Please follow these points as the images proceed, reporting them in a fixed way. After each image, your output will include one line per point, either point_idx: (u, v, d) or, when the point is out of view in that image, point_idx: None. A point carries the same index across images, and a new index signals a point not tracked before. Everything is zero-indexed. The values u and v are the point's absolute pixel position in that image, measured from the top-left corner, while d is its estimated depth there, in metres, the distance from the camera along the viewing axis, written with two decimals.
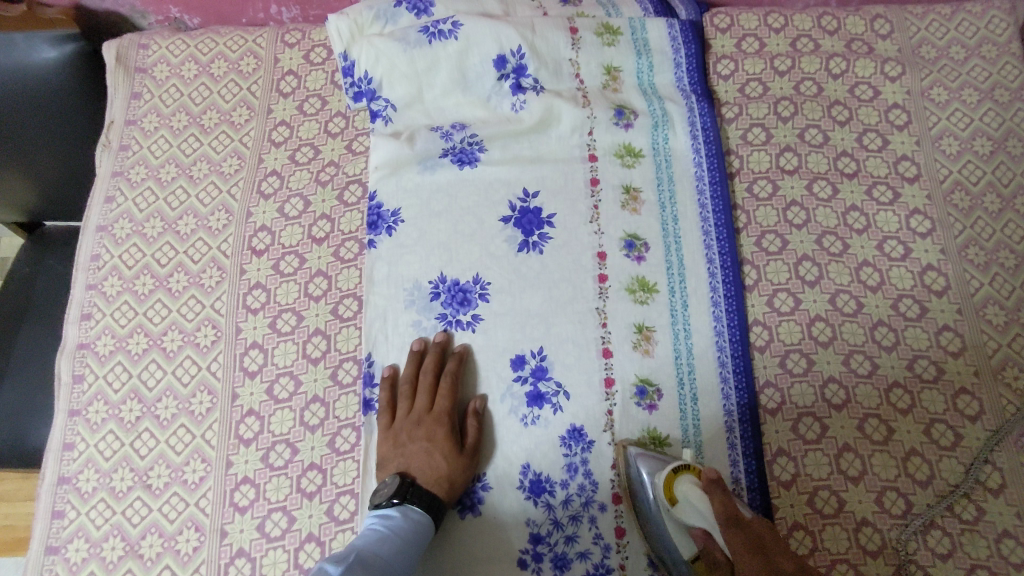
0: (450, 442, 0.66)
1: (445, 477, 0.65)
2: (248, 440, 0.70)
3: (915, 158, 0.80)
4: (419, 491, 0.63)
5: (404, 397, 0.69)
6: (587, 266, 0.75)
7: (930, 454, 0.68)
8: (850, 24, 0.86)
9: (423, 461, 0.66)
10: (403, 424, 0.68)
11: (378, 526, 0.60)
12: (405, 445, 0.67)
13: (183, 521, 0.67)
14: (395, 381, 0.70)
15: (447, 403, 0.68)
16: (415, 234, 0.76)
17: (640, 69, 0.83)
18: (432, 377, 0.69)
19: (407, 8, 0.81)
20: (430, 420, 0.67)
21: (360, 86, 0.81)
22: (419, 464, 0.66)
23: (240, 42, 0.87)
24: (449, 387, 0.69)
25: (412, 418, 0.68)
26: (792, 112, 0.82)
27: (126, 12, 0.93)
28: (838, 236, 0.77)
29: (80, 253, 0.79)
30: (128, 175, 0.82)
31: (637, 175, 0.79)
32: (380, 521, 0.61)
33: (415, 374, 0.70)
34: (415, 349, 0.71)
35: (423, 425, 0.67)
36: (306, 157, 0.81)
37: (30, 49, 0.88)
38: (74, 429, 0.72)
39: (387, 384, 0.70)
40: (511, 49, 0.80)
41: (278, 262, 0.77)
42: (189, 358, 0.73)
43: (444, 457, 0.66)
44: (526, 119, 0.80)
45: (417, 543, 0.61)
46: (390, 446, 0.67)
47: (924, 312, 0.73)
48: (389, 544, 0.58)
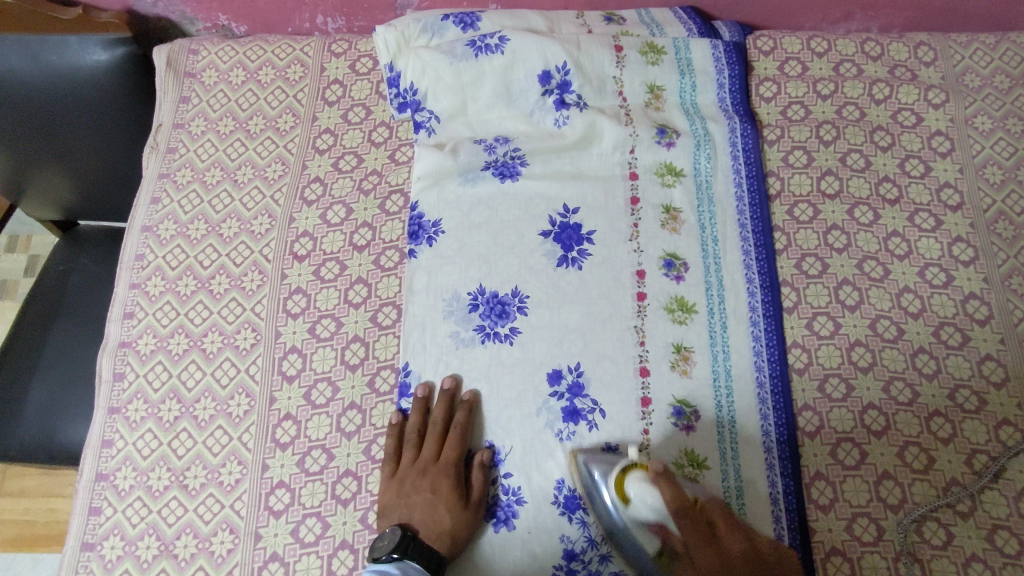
0: (455, 494, 0.66)
1: (449, 531, 0.64)
2: (285, 444, 0.70)
3: (957, 186, 0.80)
4: (420, 546, 0.61)
5: (411, 445, 0.69)
6: (626, 283, 0.75)
7: (972, 485, 0.67)
8: (894, 50, 0.86)
9: (426, 513, 0.65)
10: (409, 472, 0.67)
11: None
12: (409, 495, 0.66)
13: (218, 523, 0.68)
14: (402, 429, 0.70)
15: (455, 454, 0.68)
16: (455, 245, 0.77)
17: (683, 88, 0.83)
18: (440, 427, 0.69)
19: (454, 22, 0.83)
20: (437, 471, 0.67)
21: (405, 97, 0.82)
22: (421, 516, 0.65)
23: (288, 50, 0.88)
24: (457, 438, 0.68)
25: (417, 467, 0.68)
26: (834, 136, 0.82)
27: (175, 18, 0.95)
28: (879, 261, 0.77)
29: (125, 252, 0.80)
30: (174, 177, 0.83)
31: (677, 194, 0.79)
32: None
33: (422, 423, 0.69)
34: (420, 396, 0.70)
35: (429, 475, 0.67)
36: (349, 165, 0.83)
37: (83, 51, 0.90)
38: (113, 426, 0.72)
39: (393, 432, 0.69)
40: (556, 64, 0.80)
41: (319, 268, 0.77)
42: (228, 360, 0.74)
43: (448, 510, 0.65)
44: (568, 135, 0.80)
45: None
46: (392, 495, 0.66)
47: (966, 340, 0.73)
48: None
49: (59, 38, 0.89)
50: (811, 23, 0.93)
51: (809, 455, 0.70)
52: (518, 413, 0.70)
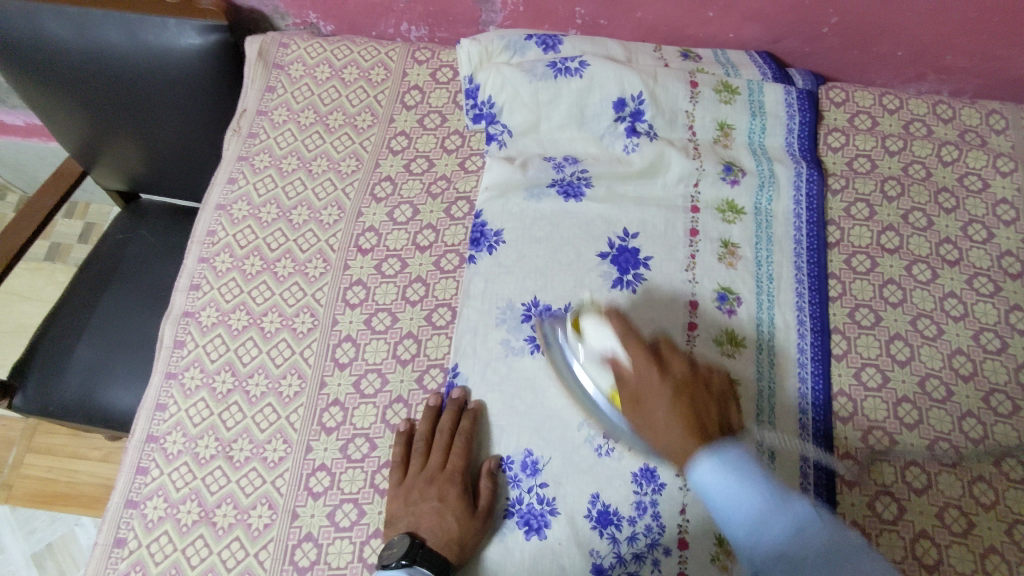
0: (462, 503, 0.66)
1: (456, 539, 0.64)
2: (330, 428, 0.72)
3: (1019, 255, 0.80)
4: (427, 553, 0.62)
5: (418, 453, 0.69)
6: (678, 312, 0.76)
7: (1010, 555, 0.67)
8: (965, 115, 0.87)
9: (434, 521, 0.65)
10: (417, 481, 0.68)
11: None
12: (417, 504, 0.67)
13: (258, 497, 0.69)
14: (410, 437, 0.71)
15: (460, 462, 0.68)
16: (515, 255, 0.78)
17: (753, 129, 0.84)
18: (447, 436, 0.69)
19: (536, 43, 0.85)
20: (443, 479, 0.68)
21: (481, 109, 0.84)
22: (429, 524, 0.65)
23: (373, 53, 0.91)
24: (463, 446, 0.69)
25: (424, 477, 0.68)
26: (898, 192, 0.83)
27: (268, 12, 0.99)
28: (933, 320, 0.77)
29: (198, 227, 0.83)
30: (252, 160, 0.86)
31: (737, 231, 0.80)
32: None
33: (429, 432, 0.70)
34: (432, 405, 0.71)
35: (436, 484, 0.68)
36: (420, 168, 0.85)
37: (180, 35, 0.94)
38: (168, 391, 0.75)
39: (402, 439, 0.70)
40: (632, 93, 0.82)
41: (381, 263, 0.80)
42: (285, 341, 0.76)
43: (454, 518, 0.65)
44: (635, 162, 0.82)
45: None
46: (400, 504, 0.67)
47: (1016, 410, 0.72)
48: None
49: (159, 20, 0.93)
50: (882, 80, 0.94)
51: (846, 504, 0.69)
52: (559, 426, 0.71)
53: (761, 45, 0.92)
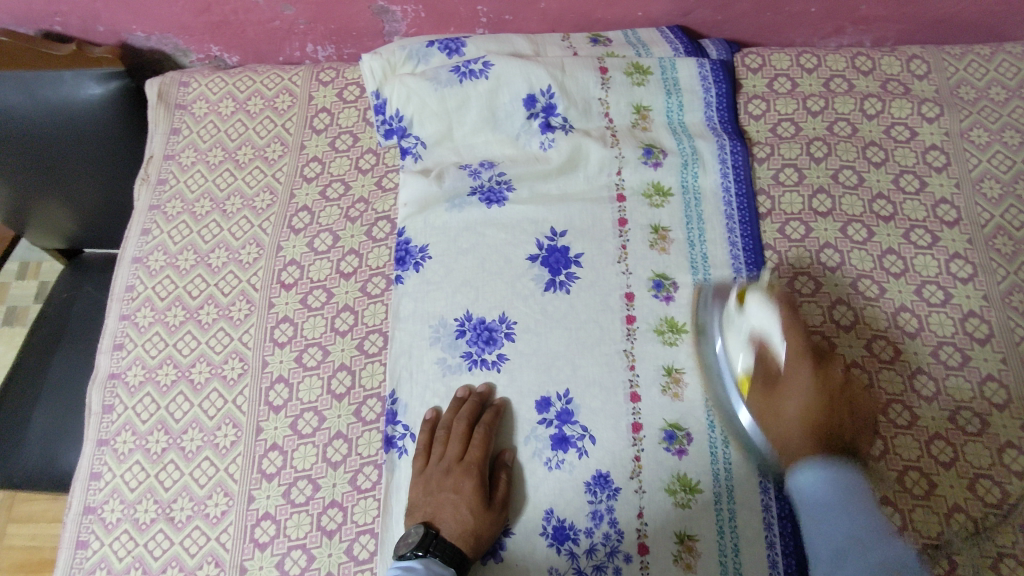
0: (479, 493, 0.65)
1: (471, 531, 0.64)
2: (270, 475, 0.70)
3: (954, 201, 0.78)
4: (443, 544, 0.62)
5: (439, 442, 0.68)
6: (614, 307, 0.74)
7: (975, 511, 0.65)
8: (885, 64, 0.85)
9: (449, 513, 0.64)
10: (435, 470, 0.67)
11: None
12: (435, 493, 0.66)
13: (203, 556, 0.67)
14: (434, 424, 0.69)
15: (478, 454, 0.67)
16: (442, 271, 0.76)
17: (670, 107, 0.82)
18: (465, 424, 0.67)
19: (439, 49, 0.83)
20: (460, 470, 0.66)
21: (391, 124, 0.82)
22: (446, 515, 0.64)
23: (277, 80, 0.89)
24: (483, 437, 0.67)
25: (442, 466, 0.67)
26: (825, 152, 0.81)
27: (168, 51, 0.96)
28: (874, 280, 0.75)
29: (116, 284, 0.81)
30: (164, 208, 0.84)
31: (666, 215, 0.78)
32: (403, 574, 0.60)
33: (452, 420, 0.69)
34: (459, 396, 0.70)
35: (453, 474, 0.66)
36: (336, 193, 0.83)
37: (78, 86, 0.91)
38: (102, 458, 0.73)
39: (427, 426, 0.69)
40: (541, 88, 0.80)
41: (306, 296, 0.77)
42: (216, 391, 0.74)
43: (473, 510, 0.64)
44: (554, 158, 0.80)
45: None
46: (419, 492, 0.66)
47: (966, 360, 0.71)
48: None
49: (54, 74, 0.90)
50: (801, 38, 0.92)
51: None
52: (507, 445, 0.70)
53: (671, 19, 0.89)
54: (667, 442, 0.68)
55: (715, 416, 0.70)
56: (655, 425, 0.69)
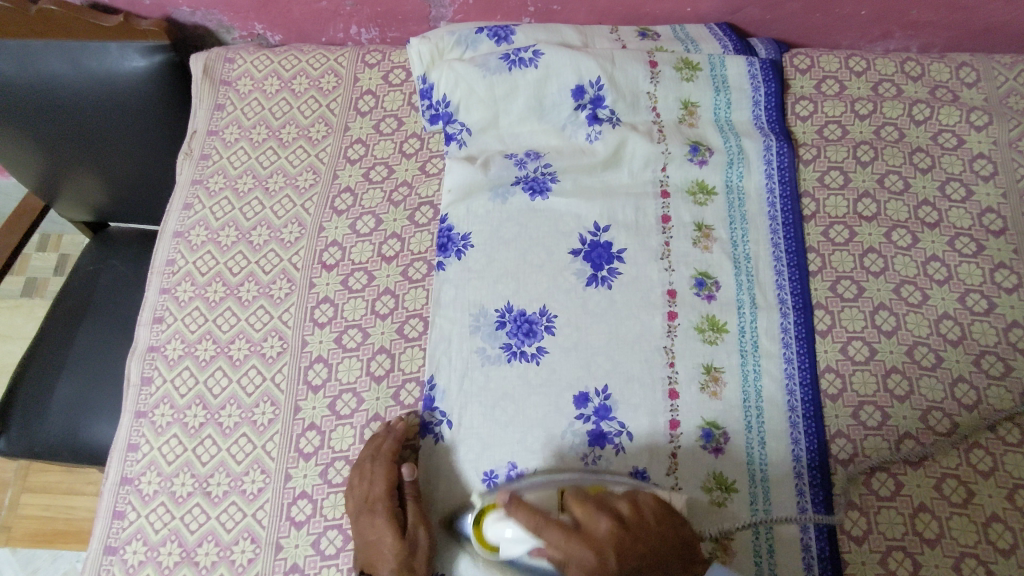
0: (393, 521, 0.62)
1: (396, 565, 0.61)
2: (308, 454, 0.70)
3: (1000, 211, 0.77)
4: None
5: (352, 486, 0.67)
6: (655, 303, 0.74)
7: (1013, 521, 0.65)
8: (935, 70, 0.85)
9: (373, 556, 0.62)
10: (354, 516, 0.65)
11: None
12: (361, 537, 0.64)
13: (239, 531, 0.68)
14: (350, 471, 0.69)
15: (382, 488, 0.64)
16: (483, 259, 0.76)
17: (718, 105, 0.82)
18: (368, 462, 0.66)
19: (488, 35, 0.82)
20: (369, 508, 0.64)
21: (438, 109, 0.82)
22: (371, 558, 0.62)
23: (322, 60, 0.89)
24: (383, 469, 0.65)
25: (358, 508, 0.65)
26: (872, 157, 0.81)
27: (212, 27, 0.96)
28: (917, 286, 0.75)
29: (156, 257, 0.81)
30: (207, 184, 0.84)
31: (709, 213, 0.78)
32: None
33: (359, 460, 0.67)
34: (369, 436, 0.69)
35: (366, 514, 0.64)
36: (380, 176, 0.83)
37: (123, 58, 0.91)
38: (139, 430, 0.73)
39: (344, 477, 0.69)
40: (590, 79, 0.80)
41: (347, 278, 0.77)
42: (255, 368, 0.74)
43: (389, 544, 0.62)
44: (599, 151, 0.79)
45: None
46: (352, 541, 0.65)
47: (1008, 370, 0.71)
48: None
49: (100, 45, 0.90)
50: (848, 42, 0.91)
51: (841, 484, 0.68)
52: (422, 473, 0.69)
53: (721, 16, 0.88)
54: (704, 440, 0.69)
55: (754, 410, 0.70)
56: (693, 423, 0.70)
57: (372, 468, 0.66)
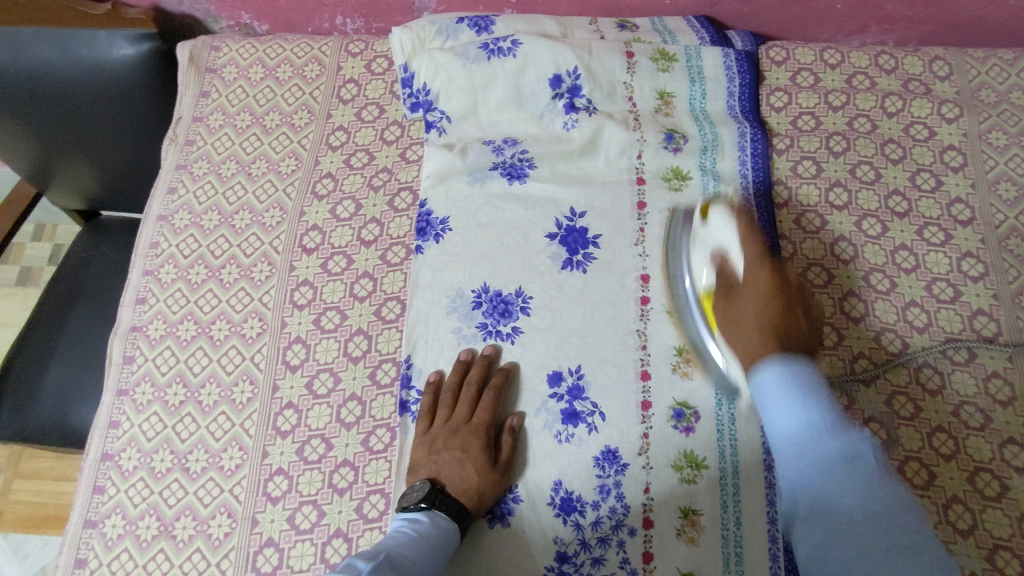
0: (485, 453, 0.66)
1: (475, 488, 0.64)
2: (285, 432, 0.71)
3: (969, 201, 0.79)
4: (448, 498, 0.63)
5: (445, 404, 0.69)
6: (629, 288, 0.75)
7: (973, 503, 0.66)
8: (909, 64, 0.86)
9: (454, 470, 0.65)
10: (441, 431, 0.68)
11: (407, 529, 0.60)
12: (440, 452, 0.67)
13: (217, 506, 0.69)
14: (438, 388, 0.71)
15: (486, 417, 0.68)
16: (461, 243, 0.77)
17: (693, 95, 0.83)
18: (475, 389, 0.69)
19: (468, 25, 0.84)
20: (467, 430, 0.67)
21: (417, 97, 0.83)
22: (451, 473, 0.65)
23: (306, 49, 0.90)
24: (491, 401, 0.69)
25: (449, 427, 0.68)
26: (844, 147, 0.82)
27: (200, 16, 0.98)
28: (886, 274, 0.76)
29: (140, 241, 0.82)
30: (191, 169, 0.86)
31: (684, 199, 0.79)
32: (408, 525, 0.61)
33: (459, 386, 0.70)
34: (462, 359, 0.71)
35: (460, 434, 0.67)
36: (360, 162, 0.84)
37: (111, 45, 0.92)
38: (120, 408, 0.74)
39: (431, 390, 0.70)
40: (567, 69, 0.81)
41: (326, 261, 0.79)
42: (234, 348, 0.75)
43: (478, 469, 0.65)
44: (576, 138, 0.81)
45: (443, 549, 0.60)
46: (423, 451, 0.67)
47: (972, 356, 0.72)
48: (418, 548, 0.58)
49: (88, 32, 0.91)
50: (826, 35, 0.93)
51: None
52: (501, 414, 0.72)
53: (699, 9, 0.90)
54: (674, 420, 0.69)
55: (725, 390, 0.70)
56: (664, 403, 0.70)
57: (476, 399, 0.69)
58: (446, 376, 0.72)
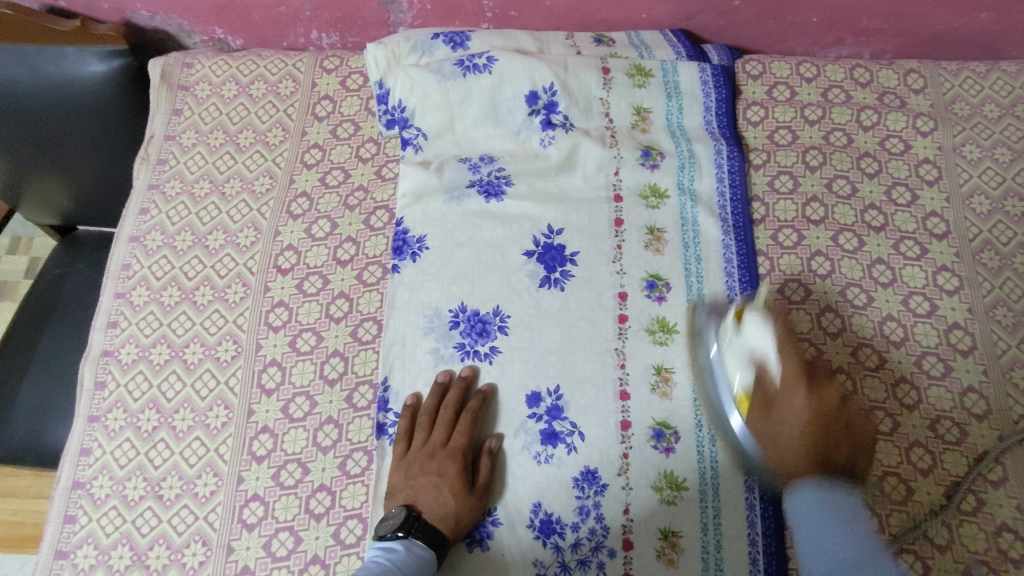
0: (462, 478, 0.65)
1: (452, 514, 0.64)
2: (260, 457, 0.70)
3: (943, 215, 0.79)
4: (424, 525, 0.63)
5: (422, 427, 0.69)
6: (607, 306, 0.75)
7: (951, 518, 0.66)
8: (883, 77, 0.86)
9: (431, 496, 0.65)
10: (418, 455, 0.68)
11: (381, 559, 0.60)
12: (416, 477, 0.66)
13: (191, 535, 0.68)
14: (415, 410, 0.70)
15: (464, 440, 0.68)
16: (438, 262, 0.77)
17: (670, 110, 0.83)
18: (452, 412, 0.69)
19: (444, 42, 0.83)
20: (444, 454, 0.67)
21: (394, 114, 0.82)
22: (427, 498, 0.65)
23: (280, 66, 0.89)
24: (468, 424, 0.68)
25: (426, 451, 0.68)
26: (821, 161, 0.82)
27: (172, 31, 0.96)
28: (863, 289, 0.76)
29: (111, 262, 0.81)
30: (163, 188, 0.84)
31: (661, 216, 0.79)
32: (383, 555, 0.60)
33: (436, 408, 0.70)
34: (439, 381, 0.71)
35: (437, 458, 0.67)
36: (336, 180, 0.83)
37: (79, 63, 0.90)
38: (92, 434, 0.73)
39: (408, 412, 0.70)
40: (544, 85, 0.81)
41: (302, 282, 0.78)
42: (209, 372, 0.74)
43: (455, 494, 0.65)
44: (553, 156, 0.81)
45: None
46: (400, 476, 0.67)
47: (948, 371, 0.72)
48: None
49: (55, 49, 0.89)
50: (802, 48, 0.93)
51: None
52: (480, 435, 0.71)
53: (675, 23, 0.90)
54: (655, 440, 0.69)
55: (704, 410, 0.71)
56: (643, 423, 0.70)
57: (453, 422, 0.69)
58: (424, 399, 0.71)
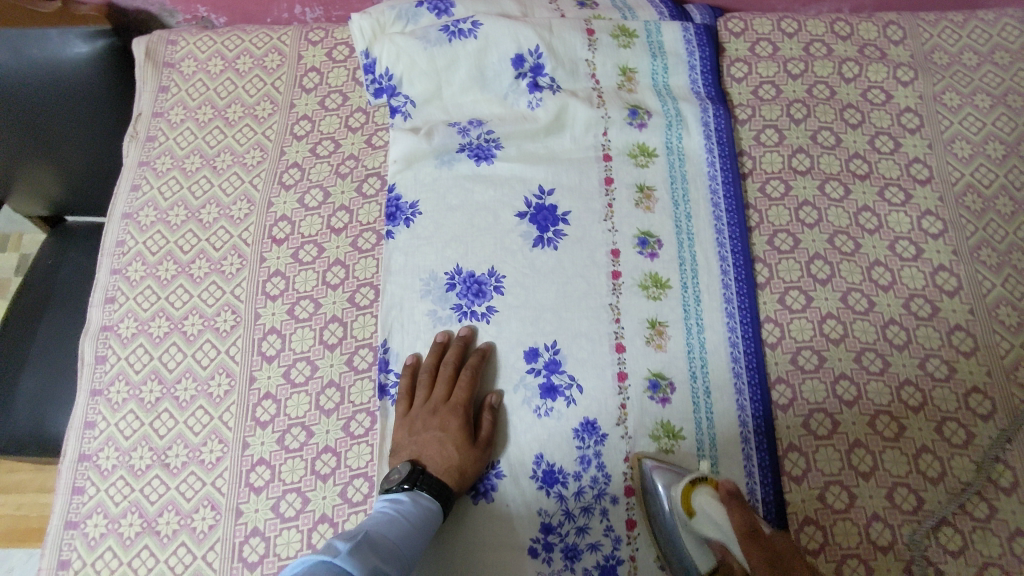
0: (464, 432, 0.67)
1: (457, 467, 0.65)
2: (264, 422, 0.71)
3: (926, 161, 0.81)
4: (429, 478, 0.64)
5: (423, 385, 0.70)
6: (600, 263, 0.76)
7: (941, 452, 0.68)
8: (864, 30, 0.88)
9: (435, 450, 0.66)
10: (420, 412, 0.68)
11: (389, 509, 0.60)
12: (420, 434, 0.67)
13: (199, 500, 0.69)
14: (416, 369, 0.71)
15: (465, 396, 0.69)
16: (431, 226, 0.77)
17: (655, 70, 0.84)
18: (452, 368, 0.70)
19: (428, 9, 0.84)
20: (446, 410, 0.68)
21: (381, 83, 0.83)
22: (431, 453, 0.66)
23: (265, 40, 0.90)
24: (469, 379, 0.69)
25: (428, 407, 0.68)
26: (805, 114, 0.84)
27: (156, 11, 0.97)
28: (850, 236, 0.78)
29: (106, 240, 0.81)
30: (154, 165, 0.85)
31: (650, 174, 0.80)
32: (390, 505, 0.61)
33: (436, 365, 0.70)
34: (438, 341, 0.71)
35: (439, 414, 0.68)
36: (326, 150, 0.84)
37: (64, 43, 0.90)
38: (96, 407, 0.74)
39: (409, 371, 0.71)
40: (530, 48, 0.82)
41: (297, 251, 0.79)
42: (209, 342, 0.75)
43: (458, 447, 0.66)
44: (541, 117, 0.81)
45: (424, 529, 0.61)
46: (404, 433, 0.68)
47: (935, 311, 0.74)
48: (399, 527, 0.59)
49: (38, 31, 0.88)
50: (782, 5, 0.94)
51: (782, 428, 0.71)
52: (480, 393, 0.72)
53: None
54: (651, 391, 0.71)
55: (698, 362, 0.72)
56: (640, 374, 0.71)
57: (454, 378, 0.70)
58: (423, 359, 0.72)
